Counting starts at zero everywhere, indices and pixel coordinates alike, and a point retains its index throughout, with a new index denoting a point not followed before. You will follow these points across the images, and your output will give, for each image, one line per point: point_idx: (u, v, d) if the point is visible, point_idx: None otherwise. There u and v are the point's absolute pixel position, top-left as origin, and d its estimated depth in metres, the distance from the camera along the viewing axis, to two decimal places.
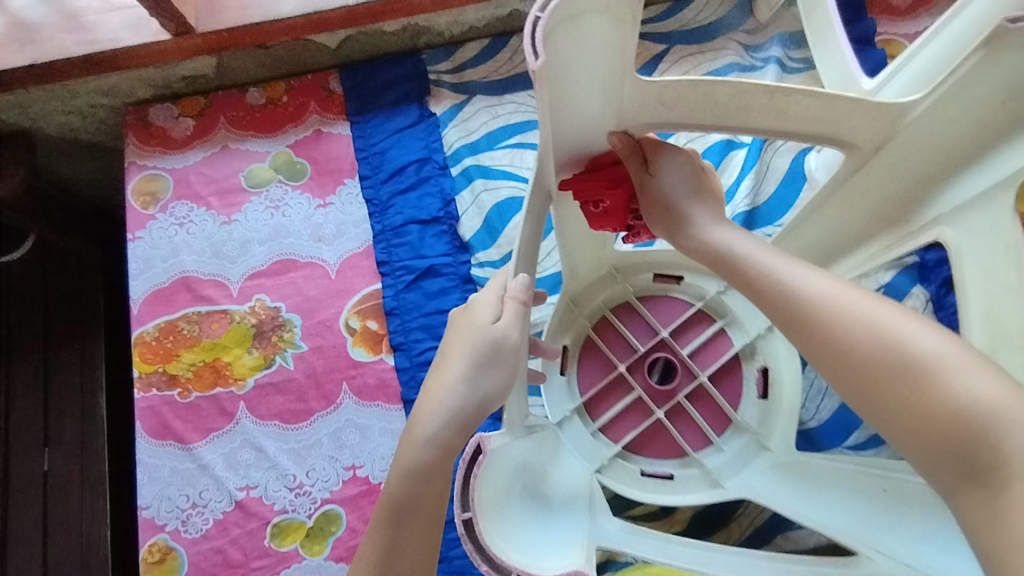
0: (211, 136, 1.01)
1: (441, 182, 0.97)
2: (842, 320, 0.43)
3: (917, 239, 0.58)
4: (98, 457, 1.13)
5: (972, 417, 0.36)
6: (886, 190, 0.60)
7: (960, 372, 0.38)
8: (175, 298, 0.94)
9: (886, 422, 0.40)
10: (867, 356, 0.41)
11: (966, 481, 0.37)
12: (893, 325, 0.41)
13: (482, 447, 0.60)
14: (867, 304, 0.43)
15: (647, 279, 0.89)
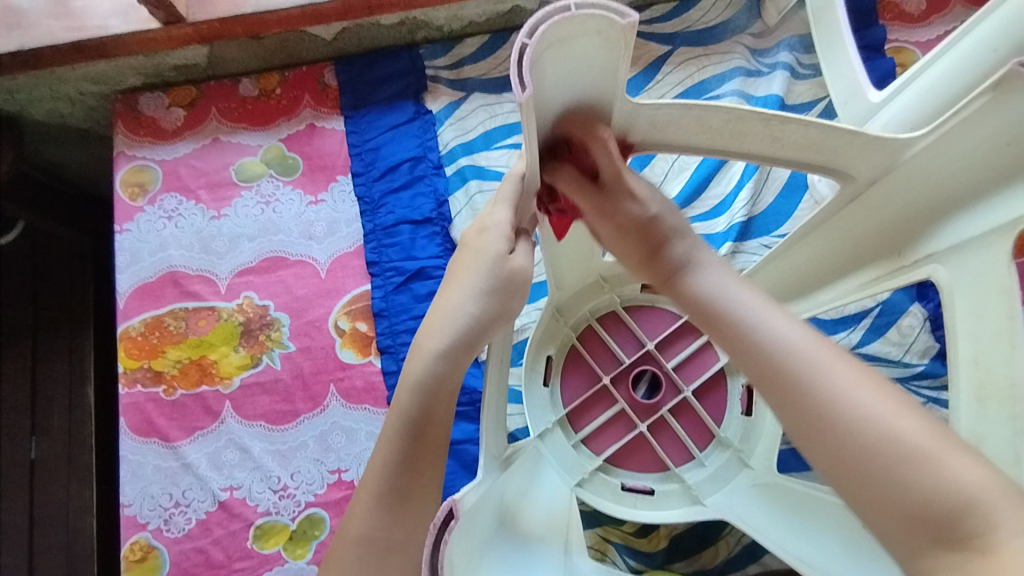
0: (202, 128, 0.99)
1: (434, 181, 0.95)
2: (825, 388, 0.40)
3: (907, 275, 0.57)
4: (85, 446, 1.11)
5: (954, 496, 0.36)
6: (883, 220, 0.59)
7: (940, 450, 0.37)
8: (162, 293, 0.93)
9: (862, 489, 0.39)
10: (846, 414, 0.39)
11: (941, 544, 0.36)
12: (873, 394, 0.40)
13: (456, 510, 0.43)
14: (836, 354, 0.42)
15: (635, 289, 0.87)
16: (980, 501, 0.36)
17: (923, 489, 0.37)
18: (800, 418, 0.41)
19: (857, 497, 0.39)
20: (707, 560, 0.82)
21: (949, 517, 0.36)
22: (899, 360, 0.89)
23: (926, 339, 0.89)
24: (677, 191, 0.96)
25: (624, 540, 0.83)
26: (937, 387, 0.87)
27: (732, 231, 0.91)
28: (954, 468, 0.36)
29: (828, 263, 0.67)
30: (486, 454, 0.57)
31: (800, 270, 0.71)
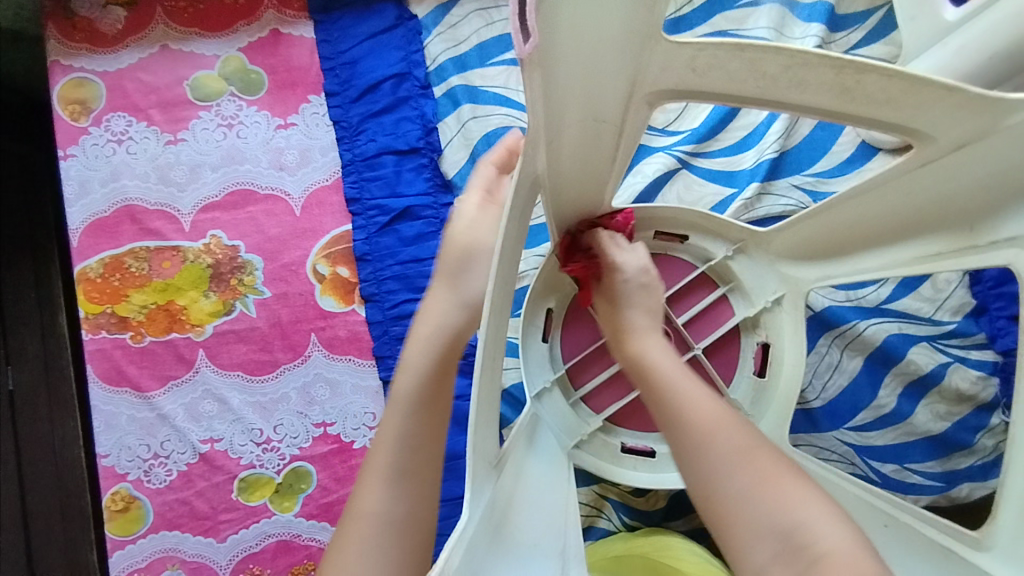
0: (147, 33, 0.86)
1: (421, 104, 0.85)
2: (696, 421, 0.52)
3: (979, 256, 0.51)
4: (64, 376, 0.93)
5: (789, 517, 0.46)
6: (953, 190, 0.51)
7: (779, 480, 0.48)
8: (120, 230, 0.83)
9: (720, 507, 0.49)
10: (710, 442, 0.51)
11: (783, 558, 0.46)
12: (729, 430, 0.51)
13: None
14: (726, 416, 0.52)
15: (647, 237, 0.76)
16: (815, 524, 0.46)
17: (774, 511, 0.47)
18: (691, 467, 0.51)
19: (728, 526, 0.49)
20: (704, 520, 0.79)
21: (792, 535, 0.46)
22: (929, 318, 0.81)
23: (961, 294, 0.81)
24: (700, 120, 0.85)
25: (622, 498, 0.80)
26: (967, 346, 0.80)
27: (761, 171, 0.80)
28: (795, 497, 0.47)
29: (881, 224, 0.59)
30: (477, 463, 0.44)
31: (842, 227, 0.63)
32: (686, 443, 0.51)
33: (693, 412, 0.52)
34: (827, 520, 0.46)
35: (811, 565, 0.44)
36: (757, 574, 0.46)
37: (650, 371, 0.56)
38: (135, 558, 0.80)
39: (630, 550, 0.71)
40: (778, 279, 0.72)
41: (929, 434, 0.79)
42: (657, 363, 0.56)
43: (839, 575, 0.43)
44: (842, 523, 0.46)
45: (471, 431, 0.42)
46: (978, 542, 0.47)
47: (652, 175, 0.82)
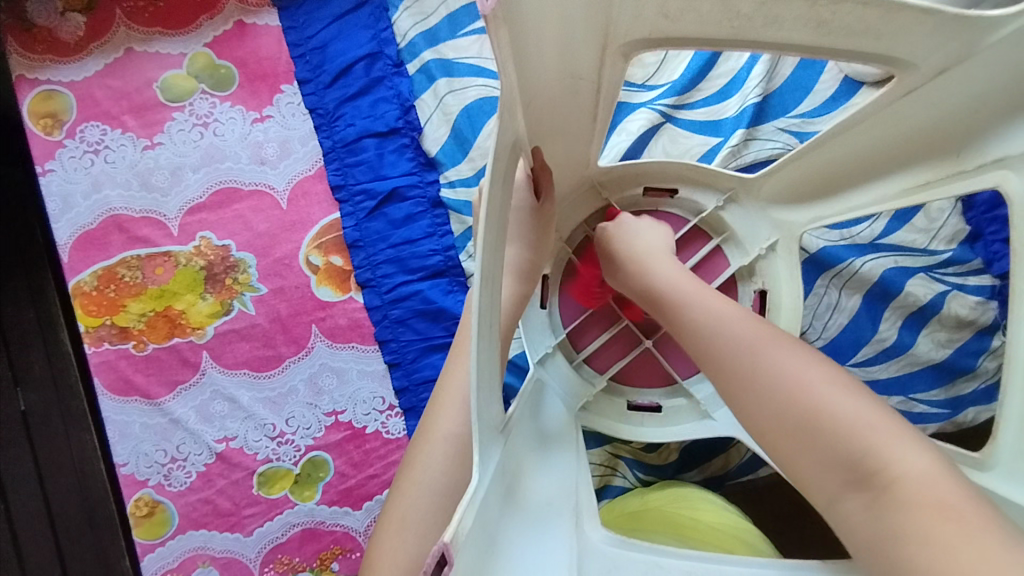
0: (109, 37, 0.85)
1: (396, 83, 0.83)
2: (736, 351, 0.52)
3: (969, 180, 0.51)
4: (74, 391, 0.86)
5: (853, 437, 0.44)
6: (939, 114, 0.50)
7: (834, 397, 0.46)
8: (108, 240, 0.83)
9: (777, 439, 0.48)
10: (754, 367, 0.50)
11: (853, 486, 0.43)
12: (771, 353, 0.50)
13: (449, 558, 0.31)
14: (770, 339, 0.52)
15: (636, 194, 0.75)
16: (884, 447, 0.43)
17: (831, 434, 0.45)
18: (740, 395, 0.51)
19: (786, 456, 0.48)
20: (717, 468, 0.80)
21: (859, 462, 0.43)
22: (924, 248, 0.81)
23: (955, 222, 0.80)
24: (680, 71, 0.83)
25: (634, 455, 0.81)
26: (964, 273, 0.80)
27: (746, 116, 0.80)
28: (851, 413, 0.45)
29: (867, 159, 0.59)
30: (483, 422, 0.41)
31: (828, 166, 0.62)
32: (730, 373, 0.52)
33: (734, 339, 0.53)
34: (892, 441, 0.43)
35: (884, 490, 0.42)
36: (833, 502, 0.45)
37: (680, 301, 0.58)
38: (166, 559, 0.81)
39: (646, 503, 0.72)
40: (770, 225, 0.72)
41: (931, 363, 0.80)
42: (686, 297, 0.58)
43: (913, 498, 0.40)
44: (912, 444, 0.43)
45: (473, 389, 0.40)
46: (981, 464, 0.48)
47: (637, 132, 0.81)
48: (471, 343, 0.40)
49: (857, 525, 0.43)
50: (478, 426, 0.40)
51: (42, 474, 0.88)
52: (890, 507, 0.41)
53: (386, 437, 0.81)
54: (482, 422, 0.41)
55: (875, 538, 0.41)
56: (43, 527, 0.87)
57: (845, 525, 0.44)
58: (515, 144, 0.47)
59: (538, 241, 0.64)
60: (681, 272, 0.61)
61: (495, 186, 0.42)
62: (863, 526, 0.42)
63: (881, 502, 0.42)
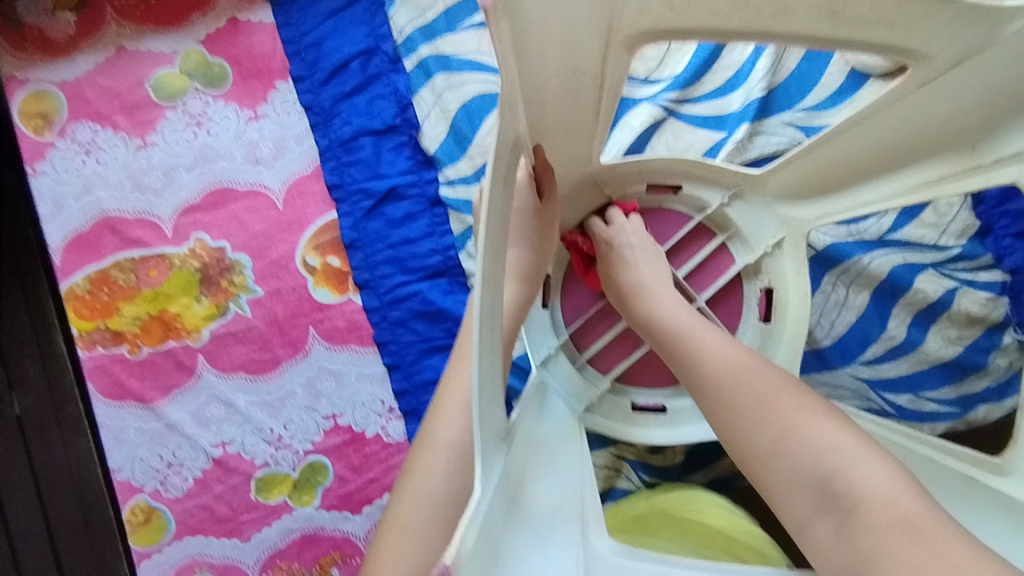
0: (100, 35, 0.83)
1: (393, 80, 0.82)
2: (714, 379, 0.54)
3: (984, 175, 0.50)
4: (70, 396, 0.84)
5: (821, 460, 0.45)
6: (952, 110, 0.49)
7: (805, 421, 0.47)
8: (101, 243, 0.81)
9: (752, 464, 0.49)
10: (730, 393, 0.52)
11: (822, 509, 0.44)
12: (747, 380, 0.52)
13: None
14: (749, 367, 0.54)
15: (640, 191, 0.74)
16: (850, 469, 0.44)
17: (799, 457, 0.46)
18: (720, 419, 0.52)
19: (764, 481, 0.49)
20: (724, 470, 0.79)
21: (827, 483, 0.44)
22: (933, 244, 0.79)
23: (965, 218, 0.79)
24: (683, 65, 0.81)
25: (639, 457, 0.79)
26: (974, 269, 0.78)
27: (751, 110, 0.78)
28: (820, 435, 0.46)
29: (876, 156, 0.57)
30: (485, 430, 0.40)
31: (836, 163, 0.61)
32: (713, 402, 0.53)
33: (717, 368, 0.54)
34: (862, 464, 0.44)
35: (851, 512, 0.42)
36: (803, 527, 0.45)
37: (666, 330, 0.61)
38: (163, 566, 0.80)
39: (651, 507, 0.71)
40: (776, 221, 0.70)
41: (941, 361, 0.78)
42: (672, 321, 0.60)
43: (876, 519, 0.41)
44: (882, 465, 0.44)
45: (475, 396, 0.38)
46: (1000, 469, 0.47)
47: (639, 127, 0.80)
48: (472, 352, 0.38)
49: (825, 548, 0.43)
50: (481, 434, 0.38)
51: (38, 480, 0.86)
52: (857, 528, 0.41)
53: (386, 440, 0.80)
54: (484, 430, 0.40)
55: (843, 560, 0.41)
56: (39, 533, 0.86)
57: (816, 550, 0.44)
58: (516, 141, 0.45)
59: (540, 242, 0.63)
60: (673, 297, 0.63)
61: (496, 185, 0.41)
62: (831, 549, 0.42)
63: (848, 524, 0.42)
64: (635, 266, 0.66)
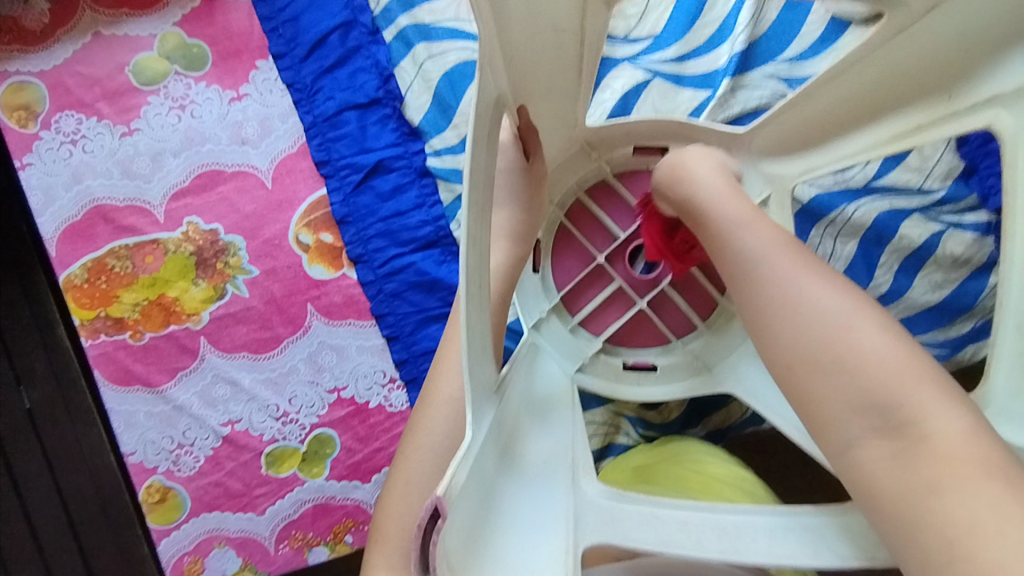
0: (76, 22, 0.82)
1: (373, 51, 0.82)
2: (796, 317, 0.46)
3: (961, 122, 0.50)
4: (79, 386, 0.86)
5: (887, 388, 0.42)
6: (930, 56, 0.50)
7: (866, 337, 0.44)
8: (95, 232, 0.82)
9: (798, 383, 0.45)
10: (796, 309, 0.47)
11: (880, 433, 0.42)
12: (813, 301, 0.46)
13: (442, 511, 0.32)
14: (804, 273, 0.48)
15: (625, 154, 0.74)
16: (918, 402, 0.42)
17: (859, 383, 0.43)
18: (763, 330, 0.48)
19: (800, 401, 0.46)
20: (719, 422, 0.81)
21: (890, 410, 0.42)
22: (917, 188, 0.80)
23: (949, 160, 0.79)
24: (663, 23, 0.81)
25: (636, 413, 0.81)
26: (959, 211, 0.79)
27: (733, 64, 0.78)
28: (878, 354, 0.44)
29: (856, 106, 0.58)
30: (476, 383, 0.41)
31: (818, 116, 0.61)
32: (766, 313, 0.48)
33: (775, 285, 0.48)
34: (927, 395, 0.42)
35: (919, 442, 0.41)
36: (848, 447, 0.43)
37: (717, 224, 0.54)
38: (182, 543, 0.82)
39: (649, 458, 0.73)
40: (762, 178, 0.68)
41: (929, 305, 0.79)
42: (723, 224, 0.54)
43: (941, 454, 0.40)
44: (949, 399, 0.42)
45: (464, 347, 0.40)
46: (972, 405, 0.48)
47: (622, 89, 0.80)
48: (462, 310, 0.40)
49: (875, 472, 0.42)
50: (471, 386, 0.40)
51: (54, 470, 0.88)
52: (921, 456, 0.41)
53: (390, 410, 0.82)
54: (476, 383, 0.41)
55: (895, 487, 0.41)
56: (60, 520, 0.88)
57: (860, 471, 0.43)
58: (497, 101, 0.46)
59: (529, 204, 0.64)
60: (727, 188, 0.57)
61: (479, 147, 0.42)
62: (887, 475, 0.41)
63: (912, 452, 0.41)
64: (678, 183, 0.60)
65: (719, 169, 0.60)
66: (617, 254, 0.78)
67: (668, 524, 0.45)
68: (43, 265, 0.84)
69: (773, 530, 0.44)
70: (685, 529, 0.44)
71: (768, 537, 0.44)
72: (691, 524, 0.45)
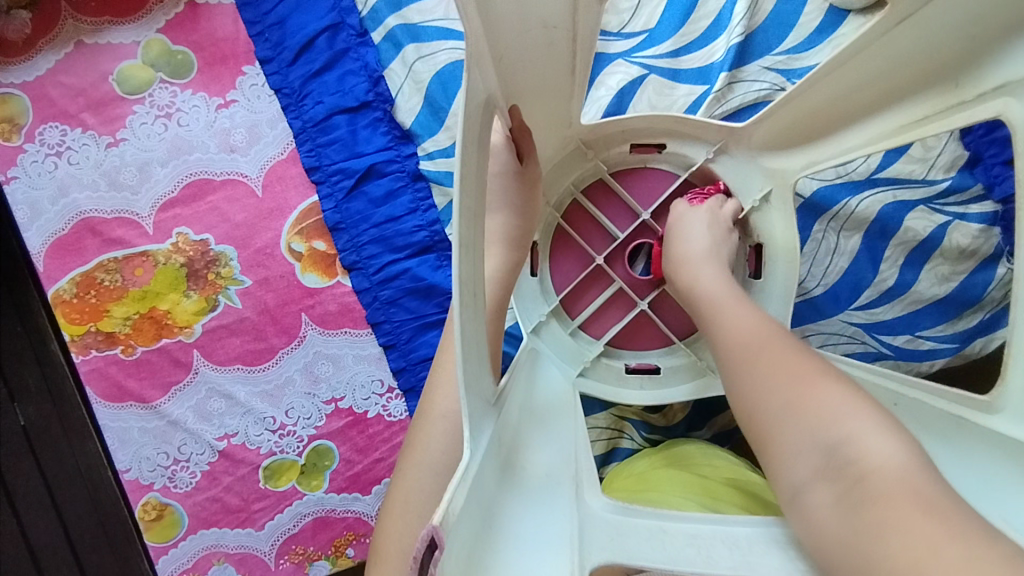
0: (58, 31, 0.80)
1: (362, 53, 0.80)
2: (761, 359, 0.50)
3: (970, 111, 0.48)
4: (72, 402, 0.84)
5: (835, 422, 0.42)
6: (935, 45, 0.49)
7: (820, 383, 0.45)
8: (83, 245, 0.80)
9: (766, 432, 0.46)
10: (762, 360, 0.50)
11: (828, 473, 0.41)
12: (775, 353, 0.49)
13: (438, 540, 0.30)
14: (769, 335, 0.52)
15: (623, 151, 0.73)
16: (862, 437, 0.41)
17: (813, 423, 0.44)
18: (736, 375, 0.51)
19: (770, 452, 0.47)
20: (725, 423, 0.79)
21: (836, 449, 0.41)
22: (922, 179, 0.78)
23: (953, 149, 0.78)
24: (658, 17, 0.79)
25: (640, 416, 0.80)
26: (965, 202, 0.77)
27: (730, 56, 0.76)
28: (829, 398, 0.44)
29: (858, 98, 0.56)
30: (473, 398, 0.40)
31: (818, 108, 0.59)
32: (734, 363, 0.52)
33: (746, 340, 0.53)
34: (871, 432, 0.41)
35: (857, 482, 0.39)
36: (799, 493, 0.43)
37: (699, 300, 0.60)
38: (181, 560, 0.81)
39: (653, 463, 0.71)
40: (763, 174, 0.68)
41: (936, 299, 0.78)
42: (708, 291, 0.60)
43: (884, 486, 0.38)
44: (894, 439, 0.41)
45: (459, 362, 0.38)
46: (989, 406, 0.46)
47: (617, 86, 0.78)
48: (455, 323, 0.38)
49: (824, 517, 0.40)
50: (468, 401, 0.38)
51: (51, 488, 0.86)
52: (863, 495, 0.38)
53: (388, 420, 0.80)
54: (471, 398, 0.40)
55: (844, 532, 0.38)
56: (58, 539, 0.86)
57: (808, 519, 0.41)
58: (488, 102, 0.44)
59: (525, 207, 0.62)
60: (719, 271, 0.62)
61: (470, 151, 0.40)
62: (831, 517, 0.40)
63: (854, 491, 0.39)
64: (674, 241, 0.67)
65: (715, 250, 0.64)
66: (616, 253, 0.75)
67: (676, 538, 0.44)
68: (34, 280, 0.82)
69: (786, 542, 0.43)
70: (694, 543, 0.43)
71: (781, 550, 0.43)
72: (700, 537, 0.44)
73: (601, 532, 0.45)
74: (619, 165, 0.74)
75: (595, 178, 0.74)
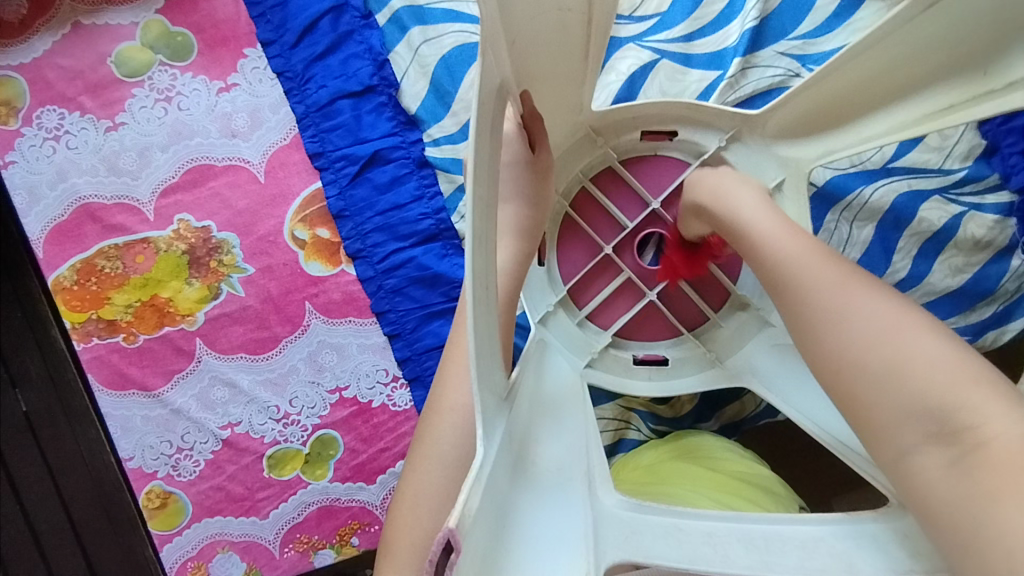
0: (54, 11, 0.78)
1: (366, 36, 0.78)
2: (846, 318, 0.46)
3: (1001, 101, 0.48)
4: (73, 388, 0.83)
5: (937, 390, 0.40)
6: (962, 33, 0.47)
7: (915, 342, 0.43)
8: (82, 232, 0.79)
9: (854, 392, 0.44)
10: (848, 318, 0.46)
11: (935, 440, 0.40)
12: (859, 311, 0.46)
13: (455, 544, 0.30)
14: (851, 287, 0.48)
15: (633, 138, 0.71)
16: (973, 403, 0.39)
17: (915, 390, 0.41)
18: (816, 333, 0.47)
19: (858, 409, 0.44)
20: (733, 415, 0.78)
21: (945, 417, 0.40)
22: (938, 168, 0.77)
23: (970, 138, 0.76)
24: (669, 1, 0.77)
25: (647, 407, 0.79)
26: (980, 192, 0.76)
27: (744, 41, 0.74)
28: (928, 357, 0.42)
29: (880, 85, 0.54)
30: (485, 393, 0.39)
31: (836, 96, 0.57)
32: (813, 319, 0.47)
33: (825, 289, 0.48)
34: (985, 399, 0.39)
35: (974, 448, 0.38)
36: (904, 455, 0.41)
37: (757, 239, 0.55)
38: (185, 548, 0.80)
39: (661, 455, 0.70)
40: (777, 163, 0.65)
41: (949, 291, 0.76)
42: (768, 236, 0.54)
43: (1003, 457, 0.37)
44: (1000, 398, 0.40)
45: (472, 357, 0.37)
46: None
47: (627, 71, 0.77)
48: (467, 317, 0.37)
49: (933, 483, 0.39)
50: (481, 397, 0.37)
51: (53, 475, 0.86)
52: (979, 465, 0.38)
53: (393, 409, 0.79)
54: (484, 393, 0.39)
55: (956, 497, 0.38)
56: (62, 526, 0.86)
57: (916, 480, 0.41)
58: (501, 87, 0.43)
59: (536, 196, 0.61)
60: (775, 216, 0.56)
61: (483, 138, 0.39)
62: (942, 482, 0.39)
63: (967, 460, 0.38)
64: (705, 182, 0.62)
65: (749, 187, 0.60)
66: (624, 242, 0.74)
67: (692, 535, 0.44)
68: (33, 266, 0.81)
69: (803, 541, 0.43)
70: (711, 542, 0.43)
71: (798, 550, 0.42)
72: (716, 535, 0.44)
73: (615, 532, 0.45)
74: (628, 153, 0.72)
75: (603, 167, 0.73)
